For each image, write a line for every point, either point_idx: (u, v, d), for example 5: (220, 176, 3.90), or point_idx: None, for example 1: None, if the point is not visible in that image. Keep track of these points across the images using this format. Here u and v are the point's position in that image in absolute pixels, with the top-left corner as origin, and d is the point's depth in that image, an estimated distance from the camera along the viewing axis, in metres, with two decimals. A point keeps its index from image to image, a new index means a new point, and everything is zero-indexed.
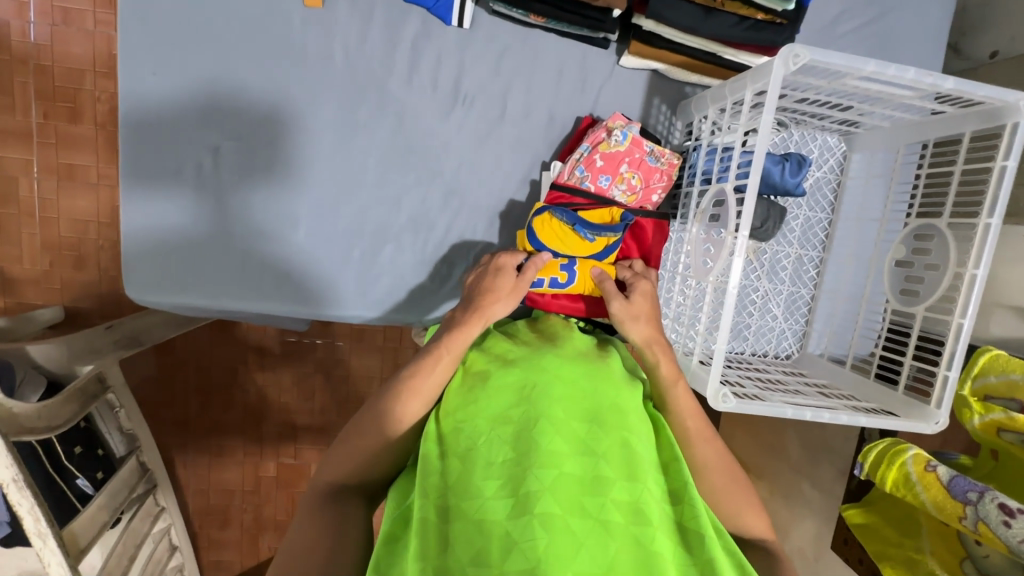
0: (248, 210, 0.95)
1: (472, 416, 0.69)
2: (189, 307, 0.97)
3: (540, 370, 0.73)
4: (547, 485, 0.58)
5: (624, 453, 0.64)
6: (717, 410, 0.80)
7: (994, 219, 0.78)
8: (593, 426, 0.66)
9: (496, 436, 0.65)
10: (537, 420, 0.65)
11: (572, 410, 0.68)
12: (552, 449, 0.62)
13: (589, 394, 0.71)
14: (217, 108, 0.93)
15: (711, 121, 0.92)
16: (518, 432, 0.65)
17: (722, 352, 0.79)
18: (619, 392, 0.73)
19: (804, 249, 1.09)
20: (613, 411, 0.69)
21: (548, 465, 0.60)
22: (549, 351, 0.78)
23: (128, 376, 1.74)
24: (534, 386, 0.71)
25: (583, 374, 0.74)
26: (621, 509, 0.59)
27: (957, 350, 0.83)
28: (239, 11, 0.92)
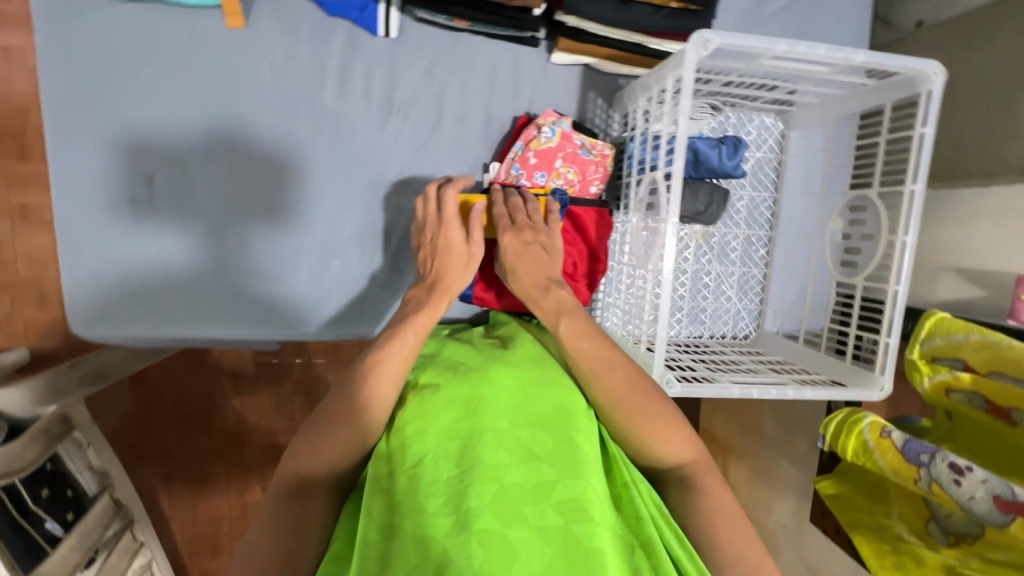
0: (189, 236, 0.94)
1: (419, 428, 0.68)
2: (141, 339, 0.97)
3: (489, 379, 0.73)
4: (487, 499, 0.59)
5: (570, 454, 0.64)
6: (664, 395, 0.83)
7: (917, 185, 0.80)
8: (536, 433, 0.66)
9: (443, 452, 0.65)
10: (481, 434, 0.65)
11: (518, 419, 0.68)
12: (494, 463, 0.62)
13: (537, 401, 0.70)
14: (148, 137, 0.92)
15: (643, 110, 0.94)
16: (462, 448, 0.65)
17: (663, 337, 0.82)
18: (569, 395, 0.72)
19: (751, 230, 1.09)
20: (560, 413, 0.69)
21: (488, 479, 0.60)
22: (498, 359, 0.78)
23: (104, 413, 1.66)
24: (482, 397, 0.70)
25: (532, 382, 0.73)
26: (561, 510, 0.58)
27: (895, 317, 0.84)
28: (163, 37, 0.91)
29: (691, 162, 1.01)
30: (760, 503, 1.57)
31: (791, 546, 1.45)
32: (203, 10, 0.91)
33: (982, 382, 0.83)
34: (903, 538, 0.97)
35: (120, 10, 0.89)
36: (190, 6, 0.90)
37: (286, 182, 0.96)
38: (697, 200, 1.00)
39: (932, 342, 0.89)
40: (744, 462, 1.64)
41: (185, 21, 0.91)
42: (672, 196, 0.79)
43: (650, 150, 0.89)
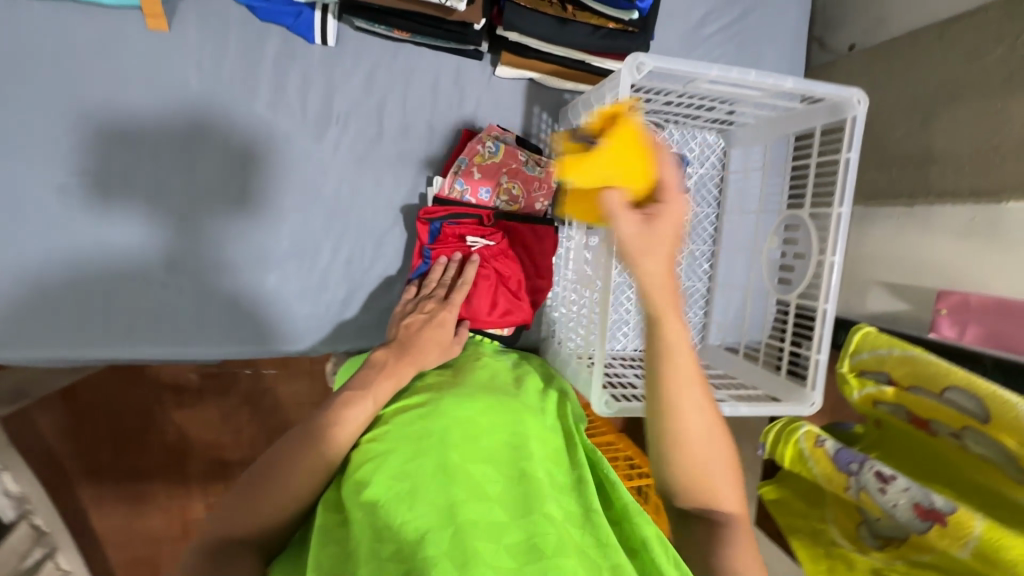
0: (107, 250, 0.88)
1: (373, 471, 0.62)
2: (53, 361, 0.89)
3: (438, 411, 0.68)
4: (442, 552, 0.52)
5: (527, 488, 0.61)
6: (598, 415, 0.82)
7: (843, 208, 0.83)
8: (487, 466, 0.62)
9: (390, 496, 0.59)
10: (429, 474, 0.60)
11: (469, 452, 0.64)
12: (447, 506, 0.57)
13: (487, 432, 0.67)
14: (62, 143, 0.86)
15: (586, 127, 0.94)
16: (409, 490, 0.59)
17: (602, 358, 0.81)
18: (519, 421, 0.71)
19: (695, 245, 1.11)
20: (509, 449, 0.66)
21: (442, 525, 0.55)
22: (448, 393, 0.72)
23: (26, 430, 1.48)
24: (431, 429, 0.65)
25: (482, 411, 0.70)
26: (516, 552, 0.54)
27: (824, 335, 0.87)
28: (76, 37, 0.85)
29: None
30: None
31: None
32: (122, 10, 0.85)
33: (907, 395, 0.86)
34: (837, 543, 0.98)
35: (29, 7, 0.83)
36: (107, 5, 0.84)
37: (216, 193, 0.91)
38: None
39: (860, 355, 0.92)
40: None
41: (102, 21, 0.85)
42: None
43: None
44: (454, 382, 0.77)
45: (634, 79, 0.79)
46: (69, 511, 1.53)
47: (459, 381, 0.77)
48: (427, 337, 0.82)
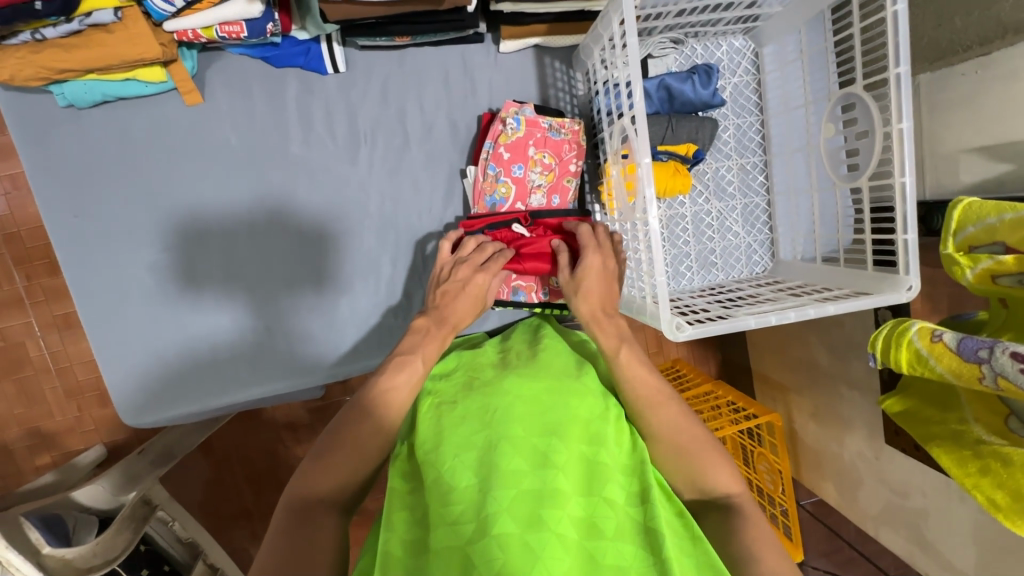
0: (204, 310, 0.98)
1: (441, 442, 0.70)
2: (188, 416, 0.99)
3: (508, 390, 0.76)
4: (506, 504, 0.61)
5: (592, 473, 0.66)
6: (678, 341, 0.78)
7: (901, 68, 0.75)
8: (553, 439, 0.68)
9: (460, 459, 0.67)
10: (498, 443, 0.68)
11: (531, 425, 0.70)
12: (512, 473, 0.64)
13: (549, 409, 0.73)
14: (145, 228, 0.95)
15: (600, 61, 0.91)
16: (479, 458, 0.67)
17: (664, 286, 0.79)
18: (583, 402, 0.75)
19: (744, 158, 1.06)
20: (572, 421, 0.71)
21: (506, 486, 0.63)
22: (511, 373, 0.80)
23: (180, 488, 1.68)
24: (507, 398, 0.75)
25: (543, 390, 0.76)
26: (578, 526, 0.60)
27: (908, 210, 0.79)
28: (131, 129, 0.93)
29: (666, 100, 0.99)
30: (832, 437, 1.51)
31: (873, 472, 1.39)
32: (161, 94, 0.93)
33: None
34: (983, 441, 0.89)
35: (88, 115, 0.92)
36: (148, 94, 0.92)
37: (280, 239, 0.99)
38: (680, 137, 0.98)
39: (965, 231, 0.84)
40: (806, 399, 1.59)
41: (147, 109, 0.93)
42: (639, 133, 0.77)
43: (614, 98, 0.87)
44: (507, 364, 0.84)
45: None
46: (234, 550, 1.72)
47: (515, 362, 0.85)
48: (466, 300, 0.86)
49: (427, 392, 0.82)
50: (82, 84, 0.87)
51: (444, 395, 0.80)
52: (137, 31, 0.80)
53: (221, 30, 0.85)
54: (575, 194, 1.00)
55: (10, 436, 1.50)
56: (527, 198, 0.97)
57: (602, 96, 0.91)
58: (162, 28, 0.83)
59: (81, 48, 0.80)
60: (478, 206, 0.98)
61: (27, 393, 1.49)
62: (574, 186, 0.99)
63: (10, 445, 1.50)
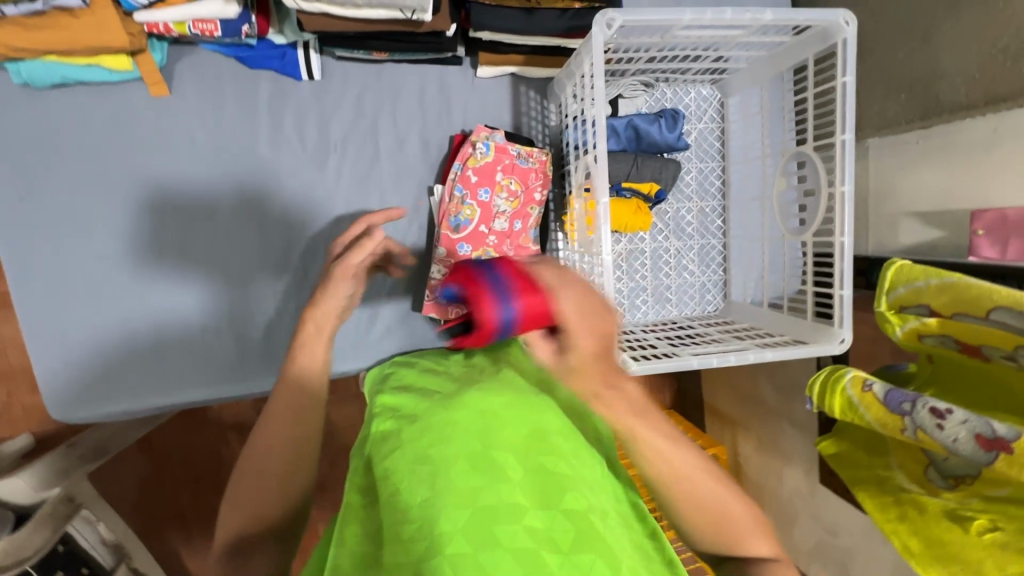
0: (151, 305, 0.95)
1: (397, 459, 0.67)
2: (123, 414, 0.96)
3: (467, 399, 0.73)
4: (460, 525, 0.58)
5: (551, 482, 0.63)
6: (623, 376, 0.80)
7: (846, 135, 0.81)
8: (508, 454, 0.66)
9: (415, 475, 0.64)
10: (454, 459, 0.65)
11: (489, 441, 0.67)
12: (468, 491, 0.61)
13: (510, 425, 0.69)
14: (96, 217, 0.92)
15: (572, 96, 0.94)
16: (433, 472, 0.64)
17: None
18: (547, 417, 0.72)
19: (704, 201, 1.10)
20: (534, 437, 0.69)
21: (461, 503, 0.60)
22: (473, 386, 0.78)
23: (111, 485, 1.60)
24: (465, 409, 0.71)
25: (504, 402, 0.73)
26: (533, 537, 0.57)
27: (845, 268, 0.84)
28: (90, 115, 0.91)
29: (633, 139, 1.02)
30: (773, 473, 1.57)
31: (808, 510, 1.44)
32: (126, 82, 0.91)
33: (951, 323, 0.82)
34: (904, 489, 0.93)
35: (46, 97, 0.89)
36: (113, 81, 0.90)
37: (238, 239, 0.97)
38: (644, 176, 1.01)
39: (896, 292, 0.89)
40: (752, 433, 1.64)
41: (109, 96, 0.91)
42: (600, 172, 0.79)
43: (581, 134, 0.89)
44: (472, 379, 0.82)
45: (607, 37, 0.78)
46: (164, 553, 1.65)
47: (478, 376, 0.84)
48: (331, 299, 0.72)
49: (386, 410, 0.80)
50: (42, 65, 0.84)
51: (405, 411, 0.77)
52: (105, 19, 0.78)
53: (194, 27, 0.83)
54: (536, 221, 1.02)
55: None
56: (491, 222, 0.98)
57: (571, 129, 0.94)
58: (132, 18, 0.82)
59: (44, 30, 0.78)
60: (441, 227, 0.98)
61: None
62: (536, 214, 1.01)
63: None
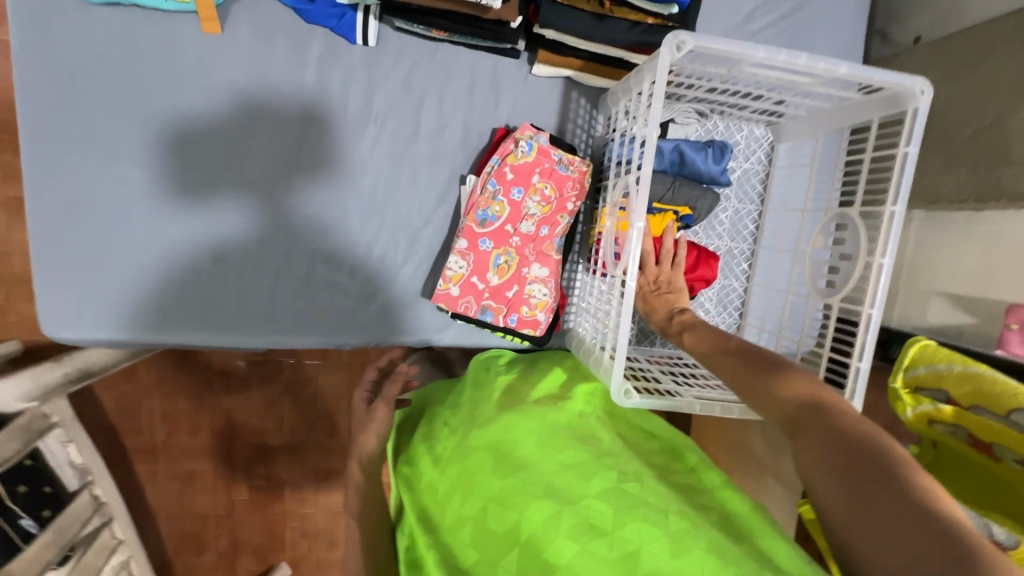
0: (162, 240, 0.93)
1: (441, 528, 0.68)
2: (114, 343, 0.95)
3: (473, 444, 0.73)
4: (516, 570, 0.59)
5: (574, 477, 0.65)
6: (622, 406, 0.77)
7: (898, 205, 0.78)
8: (527, 471, 0.67)
9: (460, 538, 0.65)
10: (485, 504, 0.66)
11: (505, 467, 0.69)
12: (508, 531, 0.62)
13: (517, 443, 0.72)
14: (124, 141, 0.90)
15: (624, 112, 0.91)
16: (475, 527, 0.65)
17: (624, 348, 0.78)
18: (543, 423, 0.75)
19: (734, 242, 1.08)
20: (540, 448, 0.71)
21: (508, 549, 0.61)
22: (475, 426, 0.77)
23: (89, 407, 1.59)
24: (474, 455, 0.72)
25: (505, 426, 0.74)
26: (575, 534, 0.59)
27: (867, 341, 0.81)
28: (137, 37, 0.89)
29: (677, 163, 1.00)
30: None
31: None
32: (179, 13, 0.89)
33: (965, 415, 0.79)
34: None
35: (97, 11, 0.87)
36: (166, 10, 0.88)
37: (262, 190, 0.95)
38: (678, 201, 0.98)
39: (915, 370, 0.86)
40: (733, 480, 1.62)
41: (159, 23, 0.89)
42: (640, 194, 0.77)
43: (627, 151, 0.87)
44: (473, 415, 0.80)
45: (673, 59, 0.75)
46: (129, 484, 1.64)
47: (483, 400, 0.84)
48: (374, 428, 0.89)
49: (405, 476, 0.79)
50: None
51: (427, 470, 0.75)
52: None
53: None
54: (564, 230, 0.99)
55: None
56: (518, 223, 0.96)
57: (617, 144, 0.92)
58: None
59: None
60: (466, 217, 0.96)
61: None
62: (566, 223, 0.98)
63: None
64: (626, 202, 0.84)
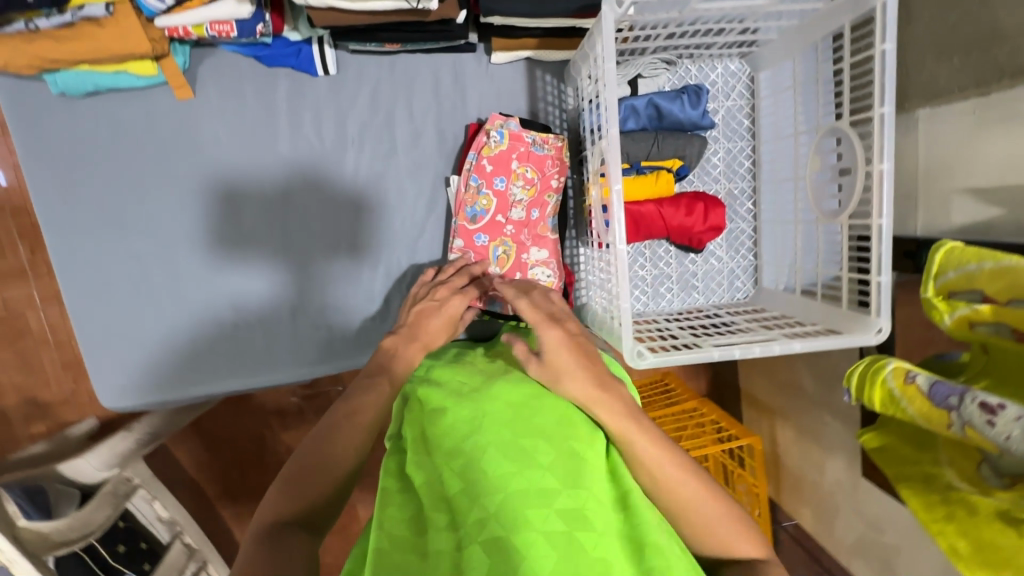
0: (185, 302, 0.99)
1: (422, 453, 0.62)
2: (167, 403, 1.02)
3: (495, 392, 0.66)
4: (491, 519, 0.53)
5: (575, 465, 0.59)
6: (638, 368, 0.78)
7: (885, 108, 0.74)
8: (540, 442, 0.60)
9: (444, 467, 0.59)
10: (486, 447, 0.59)
11: (522, 429, 0.61)
12: (502, 480, 0.56)
13: (542, 413, 0.64)
14: (132, 217, 0.97)
15: (587, 79, 0.91)
16: (464, 465, 0.59)
17: (628, 311, 0.78)
18: (573, 397, 0.67)
19: (732, 183, 1.05)
20: (564, 416, 0.64)
21: (497, 494, 0.55)
22: (499, 379, 0.69)
23: (166, 465, 1.71)
24: (494, 403, 0.64)
25: (534, 389, 0.67)
26: (563, 518, 0.54)
27: (883, 253, 0.78)
28: (122, 119, 0.95)
29: (654, 117, 0.98)
30: (813, 464, 1.51)
31: (850, 504, 1.38)
32: (152, 87, 0.94)
33: (1003, 311, 0.75)
34: (953, 487, 0.89)
35: (81, 103, 0.93)
36: (141, 86, 0.93)
37: (263, 235, 1.00)
38: (665, 154, 0.97)
39: (944, 276, 0.83)
40: (790, 423, 1.58)
41: (138, 101, 0.95)
42: (613, 158, 0.77)
43: (596, 117, 0.87)
44: (497, 370, 0.73)
45: (617, 15, 0.75)
46: (216, 530, 1.75)
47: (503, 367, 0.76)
48: (438, 320, 0.85)
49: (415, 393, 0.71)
50: (74, 75, 0.88)
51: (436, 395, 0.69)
52: (128, 28, 0.81)
53: (211, 29, 0.85)
54: (554, 209, 1.00)
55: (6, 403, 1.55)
56: (508, 211, 0.98)
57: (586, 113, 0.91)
58: (153, 23, 0.84)
59: (72, 41, 0.81)
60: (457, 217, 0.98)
61: (25, 363, 1.54)
62: (554, 202, 0.99)
63: (6, 411, 1.55)
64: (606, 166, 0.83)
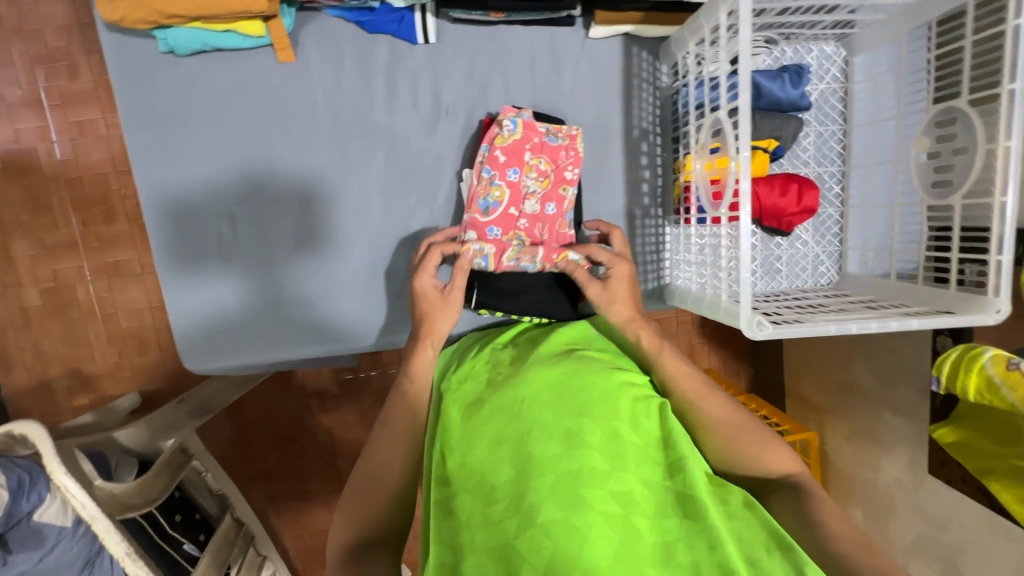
0: (270, 266, 0.99)
1: (475, 432, 0.72)
2: (241, 368, 1.02)
3: (530, 375, 0.76)
4: (546, 492, 0.63)
5: (614, 445, 0.67)
6: (756, 340, 0.77)
7: (1015, 84, 0.73)
8: (581, 421, 0.69)
9: (496, 452, 0.69)
10: (528, 432, 0.69)
11: (563, 411, 0.70)
12: (550, 459, 0.66)
13: (577, 392, 0.72)
14: (222, 179, 0.97)
15: (694, 53, 0.89)
16: (515, 445, 0.69)
17: (747, 282, 0.77)
18: (608, 381, 0.74)
19: (822, 167, 1.05)
20: (602, 400, 0.71)
21: (544, 473, 0.65)
22: (532, 360, 0.80)
23: (209, 443, 1.71)
24: (529, 387, 0.74)
25: (568, 372, 0.75)
26: (616, 499, 0.63)
27: (1005, 232, 0.76)
28: (215, 82, 0.95)
29: (753, 96, 0.97)
30: (867, 463, 1.49)
31: (909, 503, 1.36)
32: (254, 50, 0.95)
33: None
34: None
35: (182, 64, 0.94)
36: (244, 47, 0.93)
37: (348, 203, 1.00)
38: (763, 132, 0.96)
39: None
40: (843, 422, 1.57)
41: (234, 63, 0.95)
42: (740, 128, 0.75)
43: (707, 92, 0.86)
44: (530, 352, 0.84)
45: None
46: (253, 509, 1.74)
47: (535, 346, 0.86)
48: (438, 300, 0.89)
49: (450, 391, 0.82)
50: (188, 33, 0.89)
51: (466, 396, 0.80)
52: None
53: None
54: (571, 203, 0.98)
55: (52, 374, 1.55)
56: (521, 204, 0.96)
57: (694, 89, 0.90)
58: None
59: None
60: (471, 211, 0.96)
61: (73, 334, 1.55)
62: (570, 194, 0.98)
63: (52, 382, 1.55)
64: (721, 139, 0.83)
